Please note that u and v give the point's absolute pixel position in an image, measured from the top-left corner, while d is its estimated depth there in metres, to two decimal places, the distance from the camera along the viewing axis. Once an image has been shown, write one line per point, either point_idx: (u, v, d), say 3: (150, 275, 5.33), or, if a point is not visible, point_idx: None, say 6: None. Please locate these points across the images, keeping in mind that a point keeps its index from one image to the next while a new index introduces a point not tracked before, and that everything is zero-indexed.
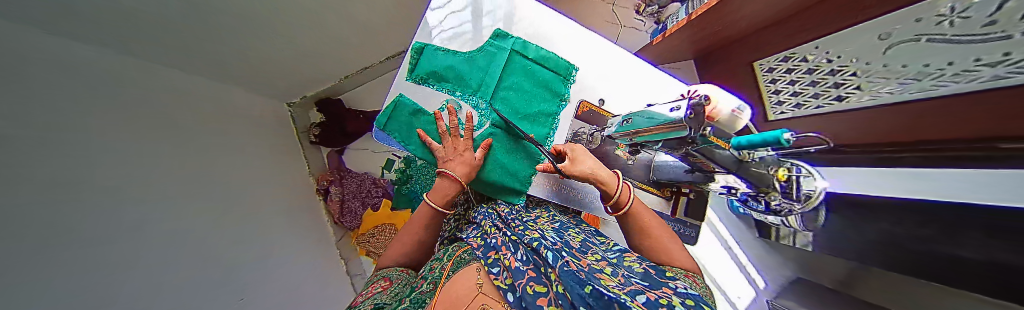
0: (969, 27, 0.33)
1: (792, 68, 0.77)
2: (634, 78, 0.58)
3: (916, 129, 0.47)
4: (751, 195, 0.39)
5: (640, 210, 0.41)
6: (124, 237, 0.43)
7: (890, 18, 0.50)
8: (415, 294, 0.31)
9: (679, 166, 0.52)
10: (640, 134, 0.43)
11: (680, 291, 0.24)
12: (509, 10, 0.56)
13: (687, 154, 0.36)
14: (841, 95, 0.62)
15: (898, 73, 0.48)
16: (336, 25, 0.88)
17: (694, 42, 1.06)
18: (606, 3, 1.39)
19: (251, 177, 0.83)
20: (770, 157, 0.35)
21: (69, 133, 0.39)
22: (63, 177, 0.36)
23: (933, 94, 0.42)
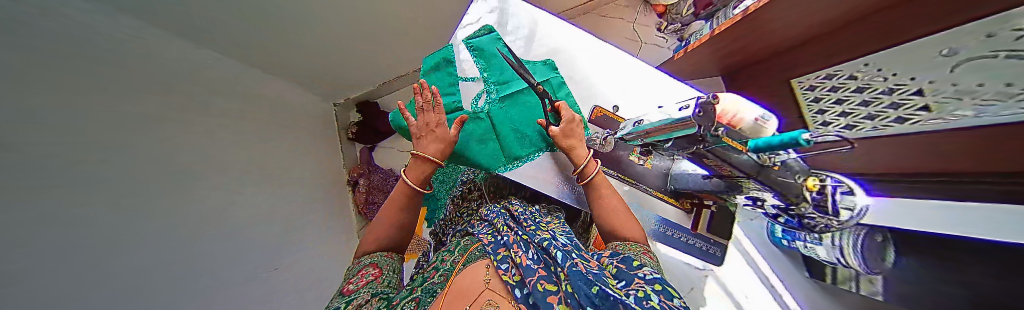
0: None
1: (837, 86, 0.71)
2: (650, 87, 0.59)
3: (997, 159, 0.41)
4: (783, 207, 0.37)
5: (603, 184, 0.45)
6: (172, 204, 0.48)
7: (953, 34, 0.44)
8: (427, 285, 0.32)
9: (698, 174, 0.49)
10: (649, 134, 0.40)
11: (650, 277, 0.24)
12: (531, 27, 0.59)
13: (700, 155, 0.34)
14: (902, 117, 0.56)
15: (974, 94, 0.41)
16: (374, 36, 0.99)
17: (720, 58, 1.02)
18: (627, 21, 1.42)
19: (288, 166, 0.92)
20: (797, 164, 0.32)
21: (142, 110, 0.46)
22: (131, 146, 0.43)
23: (1023, 118, 0.36)
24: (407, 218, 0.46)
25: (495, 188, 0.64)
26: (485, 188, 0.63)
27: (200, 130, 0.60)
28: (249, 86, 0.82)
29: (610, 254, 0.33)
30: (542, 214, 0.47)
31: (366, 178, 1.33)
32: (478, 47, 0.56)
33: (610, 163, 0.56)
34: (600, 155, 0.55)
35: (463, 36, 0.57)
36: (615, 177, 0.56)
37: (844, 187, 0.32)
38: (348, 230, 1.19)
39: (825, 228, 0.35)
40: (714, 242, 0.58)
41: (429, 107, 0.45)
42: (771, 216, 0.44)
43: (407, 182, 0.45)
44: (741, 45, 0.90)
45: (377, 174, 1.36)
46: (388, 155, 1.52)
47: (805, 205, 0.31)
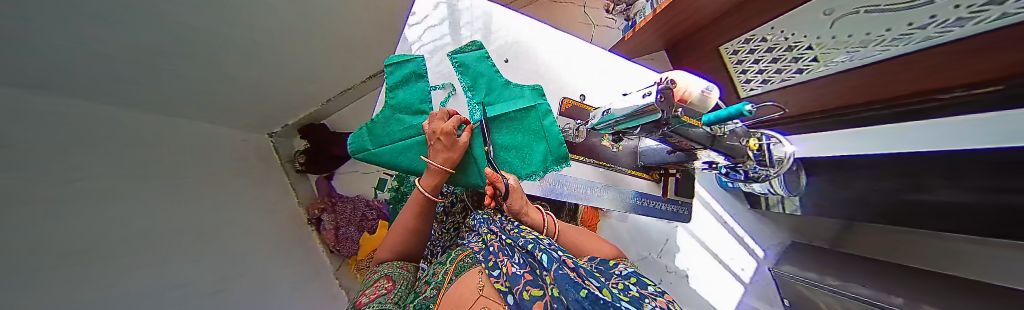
0: None
1: (753, 48, 0.82)
2: (609, 72, 0.62)
3: (887, 82, 0.53)
4: (732, 166, 0.44)
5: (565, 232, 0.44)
6: (145, 280, 0.41)
7: (817, 2, 0.55)
8: (420, 301, 0.30)
9: (662, 148, 0.55)
10: (619, 123, 0.43)
11: (627, 274, 0.28)
12: (482, 22, 0.56)
13: (665, 136, 0.38)
14: (801, 68, 0.69)
15: (846, 43, 0.55)
16: (322, 50, 0.88)
17: (662, 34, 1.12)
18: (577, 5, 1.46)
19: (247, 212, 0.79)
20: (741, 129, 0.38)
21: (77, 178, 0.37)
22: (79, 221, 0.35)
23: (885, 57, 0.48)
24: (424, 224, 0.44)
25: (478, 196, 0.61)
26: (468, 199, 0.61)
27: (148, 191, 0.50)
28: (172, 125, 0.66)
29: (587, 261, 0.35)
30: None
31: (331, 211, 1.18)
32: (464, 63, 0.53)
33: (587, 152, 0.59)
34: (575, 145, 0.58)
35: (415, 36, 0.52)
36: (590, 163, 0.59)
37: (773, 141, 0.39)
38: (323, 270, 1.06)
39: (764, 177, 0.43)
40: (680, 203, 0.65)
41: (441, 116, 0.43)
42: (720, 173, 0.51)
43: (420, 190, 0.42)
44: (682, 18, 0.96)
45: (344, 202, 1.22)
46: (354, 179, 1.38)
47: (748, 162, 0.39)
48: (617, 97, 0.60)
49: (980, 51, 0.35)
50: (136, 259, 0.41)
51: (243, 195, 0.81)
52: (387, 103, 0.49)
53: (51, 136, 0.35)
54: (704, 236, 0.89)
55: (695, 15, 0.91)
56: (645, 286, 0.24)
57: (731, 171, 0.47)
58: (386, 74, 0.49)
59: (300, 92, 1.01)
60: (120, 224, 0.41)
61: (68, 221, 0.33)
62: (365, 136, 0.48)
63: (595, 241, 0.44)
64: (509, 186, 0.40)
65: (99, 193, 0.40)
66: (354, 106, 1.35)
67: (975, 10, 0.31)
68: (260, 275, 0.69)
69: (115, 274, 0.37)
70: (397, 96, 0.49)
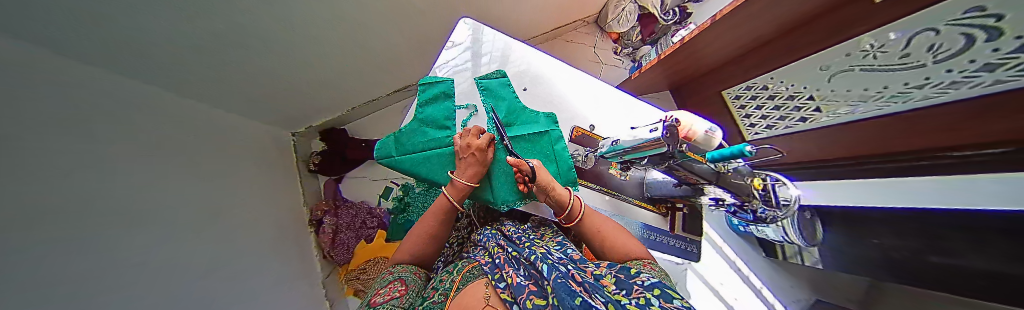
0: (893, 59, 0.42)
1: (755, 95, 0.86)
2: (619, 104, 0.65)
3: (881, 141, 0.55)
4: (739, 205, 0.44)
5: (592, 217, 0.45)
6: (101, 276, 0.38)
7: (818, 56, 0.59)
8: (427, 306, 0.30)
9: (669, 181, 0.55)
10: (627, 153, 0.44)
11: (650, 285, 0.25)
12: (499, 53, 0.61)
13: (670, 168, 0.39)
14: (805, 117, 0.71)
15: (846, 97, 0.57)
16: (350, 62, 0.95)
17: (667, 77, 1.19)
18: (587, 46, 1.59)
19: (239, 210, 0.78)
20: (745, 168, 0.39)
21: (55, 160, 0.36)
22: (47, 206, 0.33)
23: (881, 113, 0.51)
24: (441, 230, 0.44)
25: (485, 213, 0.61)
26: (475, 215, 0.60)
27: (135, 180, 0.49)
28: (189, 117, 0.70)
29: (609, 266, 0.33)
30: (535, 231, 0.49)
31: (332, 214, 1.18)
32: (489, 88, 0.58)
33: (594, 178, 0.60)
34: (584, 171, 0.60)
35: (443, 62, 0.59)
36: (598, 190, 0.60)
37: (779, 183, 0.38)
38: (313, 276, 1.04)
39: (773, 219, 0.42)
40: (690, 240, 0.63)
41: (470, 132, 0.47)
42: (729, 211, 0.50)
43: (448, 198, 0.44)
44: (684, 65, 1.04)
45: (347, 208, 1.23)
46: (360, 184, 1.37)
47: (755, 202, 0.39)
48: (625, 129, 0.63)
49: (961, 115, 0.37)
50: (87, 247, 0.38)
51: (242, 192, 0.81)
52: (415, 117, 0.54)
53: (31, 114, 0.35)
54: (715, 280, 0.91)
55: (700, 60, 0.97)
56: (671, 300, 0.21)
57: (739, 210, 0.46)
58: (419, 92, 0.55)
59: (318, 99, 1.07)
60: (87, 211, 0.39)
61: (33, 201, 0.32)
62: (391, 144, 0.53)
63: (621, 234, 0.43)
64: (534, 168, 0.45)
65: (72, 174, 0.38)
66: (372, 116, 1.42)
67: (969, 75, 0.33)
68: (233, 278, 0.65)
69: (62, 258, 0.34)
70: (426, 111, 0.55)
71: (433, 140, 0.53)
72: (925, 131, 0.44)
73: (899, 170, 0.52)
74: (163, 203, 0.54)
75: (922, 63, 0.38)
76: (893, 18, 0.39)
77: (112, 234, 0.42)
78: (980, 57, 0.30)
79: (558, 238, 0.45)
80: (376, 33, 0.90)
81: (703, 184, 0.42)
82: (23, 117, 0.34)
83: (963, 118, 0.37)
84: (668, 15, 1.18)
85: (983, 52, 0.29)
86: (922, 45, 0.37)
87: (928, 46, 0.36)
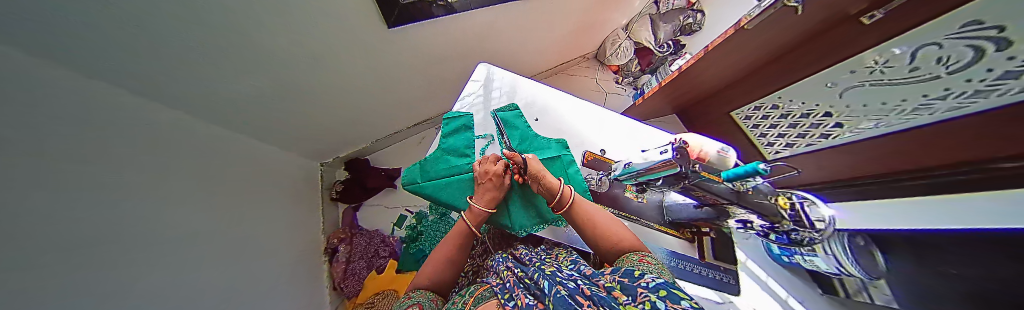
0: (905, 72, 0.42)
1: (767, 114, 0.86)
2: (628, 128, 0.67)
3: (910, 156, 0.52)
4: (770, 227, 0.41)
5: (582, 202, 0.45)
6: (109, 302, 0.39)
7: (823, 74, 0.61)
8: None
9: (689, 203, 0.53)
10: (641, 174, 0.44)
11: (654, 285, 0.25)
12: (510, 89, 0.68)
13: (686, 188, 0.38)
14: (826, 134, 0.69)
15: (865, 111, 0.56)
16: (374, 99, 1.07)
17: (670, 102, 1.22)
18: (590, 77, 1.70)
19: (254, 238, 0.80)
20: (766, 187, 0.37)
21: (82, 187, 0.39)
22: (65, 229, 0.35)
23: (905, 126, 0.49)
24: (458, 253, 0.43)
25: (499, 239, 0.59)
26: (489, 242, 0.59)
27: (160, 207, 0.53)
28: (229, 150, 0.79)
29: (612, 272, 0.32)
30: (547, 252, 0.47)
31: (347, 242, 1.20)
32: (504, 119, 0.62)
33: (610, 202, 0.60)
34: (599, 195, 0.60)
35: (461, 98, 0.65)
36: (615, 214, 0.58)
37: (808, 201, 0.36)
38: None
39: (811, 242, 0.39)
40: (723, 270, 0.56)
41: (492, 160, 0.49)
42: (761, 234, 0.47)
43: (467, 224, 0.45)
44: (684, 91, 1.09)
45: (362, 235, 1.24)
46: (375, 213, 1.39)
47: (785, 223, 0.37)
48: (638, 151, 0.63)
49: (976, 128, 0.37)
50: (98, 271, 0.38)
51: (261, 219, 0.85)
52: (439, 147, 0.58)
53: (70, 148, 0.39)
54: None
55: (702, 84, 1.00)
56: (677, 301, 0.21)
57: (770, 232, 0.43)
58: (443, 125, 0.61)
59: (340, 132, 1.16)
60: (109, 233, 0.42)
61: (44, 225, 0.33)
62: (416, 171, 0.55)
63: (613, 226, 0.44)
64: (526, 160, 0.47)
65: (97, 202, 0.41)
66: (392, 147, 1.53)
67: (987, 83, 0.32)
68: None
69: (76, 277, 0.35)
70: (449, 142, 0.59)
71: (455, 168, 0.56)
72: (953, 146, 0.42)
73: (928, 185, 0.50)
74: (184, 232, 0.57)
75: (937, 75, 0.37)
76: (909, 28, 0.38)
77: (128, 258, 0.44)
78: (998, 65, 0.29)
79: (572, 256, 0.43)
80: (398, 75, 1.03)
81: (725, 205, 0.41)
82: (68, 154, 0.38)
83: (979, 131, 0.36)
84: (663, 47, 1.27)
85: (1001, 62, 0.28)
86: (935, 57, 0.37)
87: (942, 58, 0.36)
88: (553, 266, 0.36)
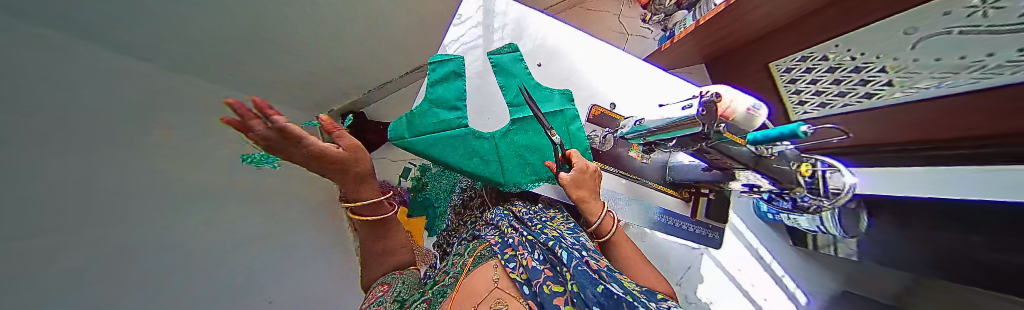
0: (1008, 18, 0.32)
1: (811, 67, 0.74)
2: (644, 81, 0.59)
3: (966, 118, 0.45)
4: (777, 193, 0.41)
5: (622, 237, 0.37)
6: None
7: (906, 16, 0.48)
8: (438, 288, 0.32)
9: (697, 165, 0.51)
10: (653, 133, 0.41)
11: (673, 305, 0.23)
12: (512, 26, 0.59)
13: (700, 151, 0.36)
14: (870, 93, 0.61)
15: (932, 68, 0.46)
16: None
17: (701, 48, 1.04)
18: (612, 14, 1.43)
19: None
20: (790, 151, 0.35)
21: None
22: None
23: (978, 86, 0.41)
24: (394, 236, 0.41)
25: (496, 193, 0.61)
26: (486, 196, 0.61)
27: None
28: None
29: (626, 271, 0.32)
30: (547, 212, 0.48)
31: None
32: (500, 64, 0.55)
33: (612, 161, 0.57)
34: (601, 154, 0.56)
35: (455, 37, 0.56)
36: (615, 173, 0.57)
37: (831, 169, 0.34)
38: None
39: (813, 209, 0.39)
40: (711, 227, 0.60)
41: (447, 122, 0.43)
42: (764, 199, 0.47)
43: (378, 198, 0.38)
44: (725, 33, 0.91)
45: None
46: (381, 164, 1.45)
47: (798, 189, 0.36)
48: (652, 108, 0.57)
49: None
50: None
51: None
52: (425, 98, 0.52)
53: None
54: (732, 263, 0.87)
55: (747, 25, 0.83)
56: None
57: (774, 197, 0.43)
58: (428, 72, 0.53)
59: None
60: None
61: None
62: (403, 125, 0.49)
63: (635, 259, 0.35)
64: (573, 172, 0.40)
65: None
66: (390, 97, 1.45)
67: None
68: None
69: None
70: (438, 92, 0.53)
71: (447, 122, 0.52)
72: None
73: (976, 157, 0.45)
74: None
75: None
76: None
77: None
78: None
79: (570, 222, 0.43)
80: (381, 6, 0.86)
81: (738, 169, 0.38)
82: None
83: None
84: None
85: None
86: None
87: None
88: (557, 230, 0.37)
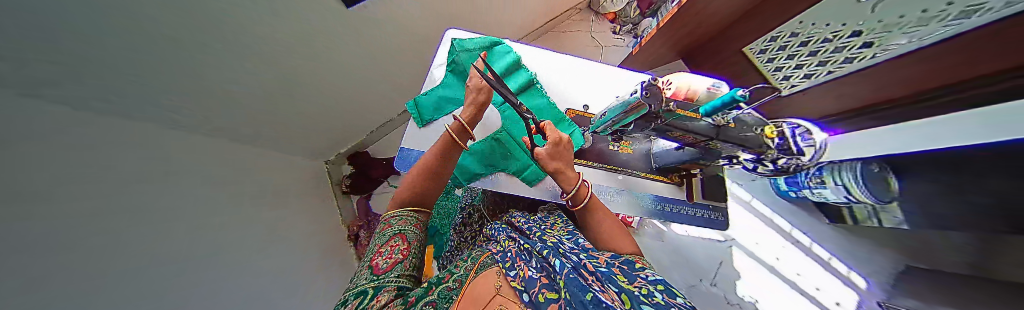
0: None
1: (784, 44, 0.75)
2: (609, 84, 0.66)
3: (950, 68, 0.46)
4: (757, 159, 0.46)
5: (596, 207, 0.42)
6: None
7: None
8: (443, 291, 0.28)
9: (673, 147, 0.52)
10: (615, 122, 0.43)
11: (653, 281, 0.22)
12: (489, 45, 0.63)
13: (663, 131, 0.37)
14: (851, 57, 0.62)
15: (899, 25, 0.48)
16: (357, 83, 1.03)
17: (671, 46, 1.10)
18: (583, 31, 1.55)
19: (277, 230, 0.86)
20: (742, 116, 0.37)
21: None
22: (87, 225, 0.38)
23: (947, 34, 0.41)
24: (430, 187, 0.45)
25: (494, 207, 0.68)
26: (485, 209, 0.68)
27: None
28: None
29: (613, 258, 0.31)
30: (546, 220, 0.48)
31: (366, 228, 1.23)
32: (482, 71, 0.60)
33: (595, 157, 0.58)
34: (583, 151, 0.57)
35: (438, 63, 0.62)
36: (601, 168, 0.57)
37: (799, 128, 0.42)
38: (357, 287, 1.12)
39: (793, 166, 0.46)
40: (714, 208, 0.60)
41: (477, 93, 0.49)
42: (748, 167, 0.53)
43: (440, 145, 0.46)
44: (688, 30, 0.96)
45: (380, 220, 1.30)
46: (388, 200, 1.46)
47: (771, 152, 0.40)
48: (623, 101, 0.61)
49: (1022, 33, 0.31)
50: None
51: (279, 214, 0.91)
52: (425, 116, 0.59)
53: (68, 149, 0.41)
54: (767, 253, 0.80)
55: (707, 20, 0.87)
56: (674, 296, 0.18)
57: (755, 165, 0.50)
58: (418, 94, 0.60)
59: (337, 129, 1.19)
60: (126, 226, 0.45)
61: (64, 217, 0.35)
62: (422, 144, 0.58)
63: (607, 219, 0.41)
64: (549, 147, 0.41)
65: None
66: (391, 136, 1.54)
67: None
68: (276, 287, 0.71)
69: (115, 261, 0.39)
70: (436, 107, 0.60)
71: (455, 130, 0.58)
72: (1005, 51, 0.35)
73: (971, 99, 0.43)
74: None
75: None
76: None
77: None
78: None
79: (570, 227, 0.43)
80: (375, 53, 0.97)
81: (708, 143, 0.39)
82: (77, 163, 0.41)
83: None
84: None
85: None
86: None
87: None
88: (555, 237, 0.36)
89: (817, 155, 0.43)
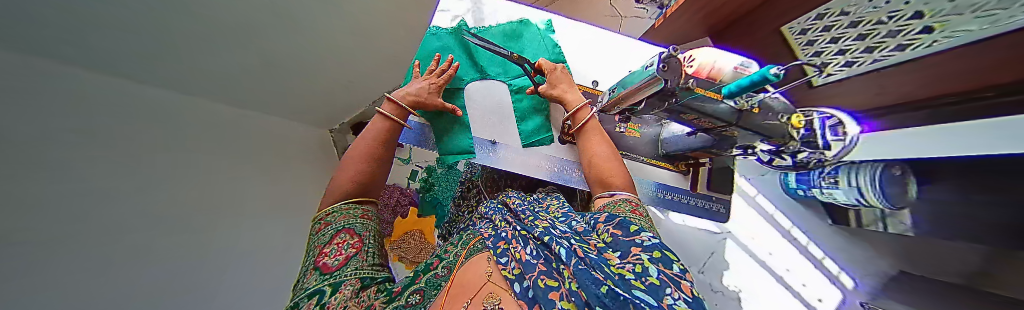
0: None
1: (829, 25, 0.67)
2: (621, 64, 0.67)
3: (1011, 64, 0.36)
4: (775, 151, 0.44)
5: (596, 149, 0.50)
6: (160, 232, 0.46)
7: None
8: (432, 278, 0.29)
9: (684, 132, 0.50)
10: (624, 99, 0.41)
11: (649, 245, 0.21)
12: (477, 11, 0.66)
13: (677, 113, 0.36)
14: (904, 43, 0.53)
15: (973, 6, 0.37)
16: None
17: (701, 18, 1.00)
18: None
19: None
20: (768, 101, 0.34)
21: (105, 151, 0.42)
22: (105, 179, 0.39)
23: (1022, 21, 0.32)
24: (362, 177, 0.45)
25: (491, 183, 0.68)
26: (483, 185, 0.68)
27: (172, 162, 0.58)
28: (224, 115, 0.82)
29: (604, 223, 0.30)
30: (541, 201, 0.48)
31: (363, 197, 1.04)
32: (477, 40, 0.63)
33: None
34: None
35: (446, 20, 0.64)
36: None
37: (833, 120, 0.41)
38: None
39: (812, 161, 0.45)
40: (716, 200, 0.59)
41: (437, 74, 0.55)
42: (760, 158, 0.51)
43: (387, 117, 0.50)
44: (724, 0, 0.86)
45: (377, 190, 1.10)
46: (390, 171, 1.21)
47: (794, 143, 0.39)
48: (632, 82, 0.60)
49: None
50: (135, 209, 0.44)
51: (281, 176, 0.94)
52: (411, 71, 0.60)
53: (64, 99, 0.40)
54: (761, 247, 0.80)
55: None
56: (668, 265, 0.18)
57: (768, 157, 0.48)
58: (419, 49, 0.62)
59: None
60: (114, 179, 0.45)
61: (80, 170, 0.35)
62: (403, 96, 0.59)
63: (607, 162, 0.48)
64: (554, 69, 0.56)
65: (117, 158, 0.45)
66: None
67: None
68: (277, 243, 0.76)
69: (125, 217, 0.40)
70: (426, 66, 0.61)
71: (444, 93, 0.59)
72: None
73: (987, 106, 0.40)
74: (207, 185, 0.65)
75: None
76: None
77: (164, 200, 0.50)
78: None
79: (565, 208, 0.43)
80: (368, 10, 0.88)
81: (724, 129, 0.38)
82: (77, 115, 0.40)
83: None
84: None
85: None
86: None
87: None
88: (547, 221, 0.34)
89: (843, 149, 0.42)
